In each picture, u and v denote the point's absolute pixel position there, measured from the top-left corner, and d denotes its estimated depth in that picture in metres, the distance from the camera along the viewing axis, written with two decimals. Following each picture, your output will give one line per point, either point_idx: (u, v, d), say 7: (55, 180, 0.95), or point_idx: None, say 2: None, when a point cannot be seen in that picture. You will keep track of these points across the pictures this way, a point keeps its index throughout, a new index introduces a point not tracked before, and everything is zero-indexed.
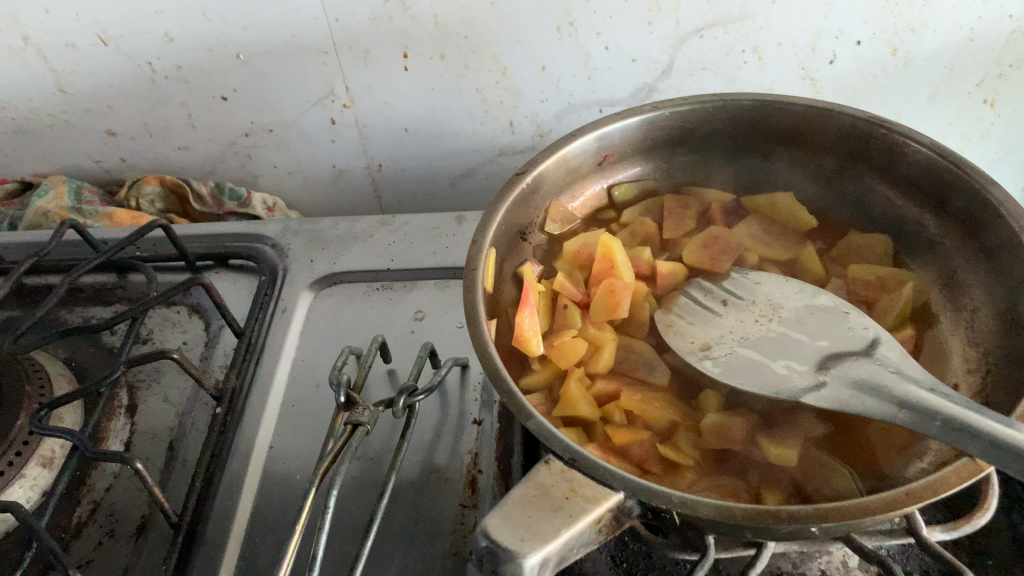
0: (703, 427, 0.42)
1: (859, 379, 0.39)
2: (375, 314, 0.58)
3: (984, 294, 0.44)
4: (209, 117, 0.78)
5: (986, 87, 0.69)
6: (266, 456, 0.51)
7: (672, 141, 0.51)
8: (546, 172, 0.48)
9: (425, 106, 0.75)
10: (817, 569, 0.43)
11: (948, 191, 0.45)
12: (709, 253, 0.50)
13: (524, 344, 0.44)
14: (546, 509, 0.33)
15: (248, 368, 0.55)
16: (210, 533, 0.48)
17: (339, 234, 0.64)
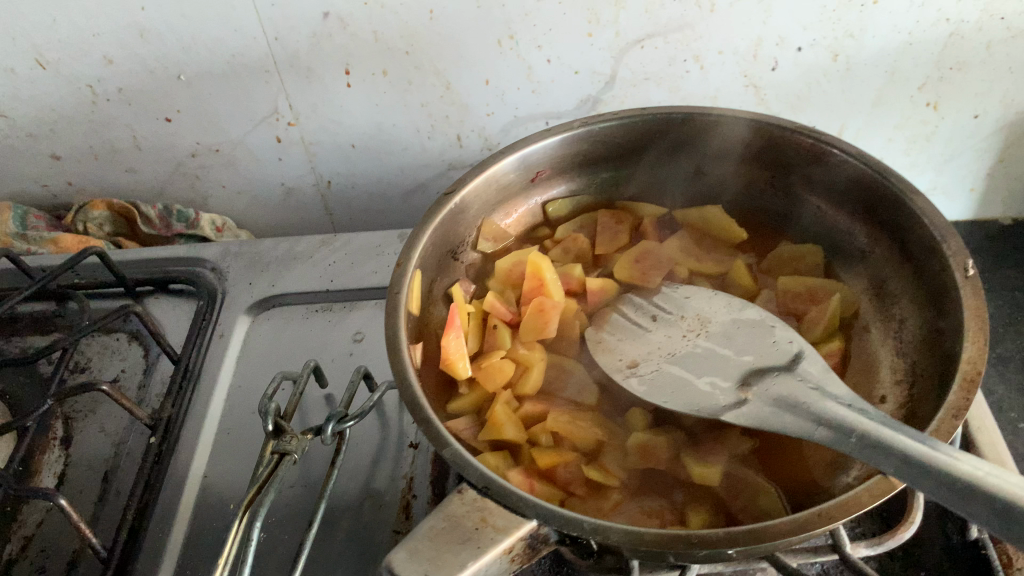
0: (630, 447, 0.41)
1: (781, 394, 0.39)
2: (314, 337, 0.57)
3: (912, 304, 0.43)
4: (155, 139, 0.77)
5: (928, 90, 0.69)
6: (199, 486, 0.51)
7: (605, 156, 0.51)
8: (476, 190, 0.48)
9: (371, 123, 0.74)
10: None
11: (876, 200, 0.45)
12: (635, 262, 0.50)
13: (451, 367, 0.44)
14: (454, 542, 0.33)
15: (184, 396, 0.54)
16: (140, 568, 0.47)
17: (279, 255, 0.63)
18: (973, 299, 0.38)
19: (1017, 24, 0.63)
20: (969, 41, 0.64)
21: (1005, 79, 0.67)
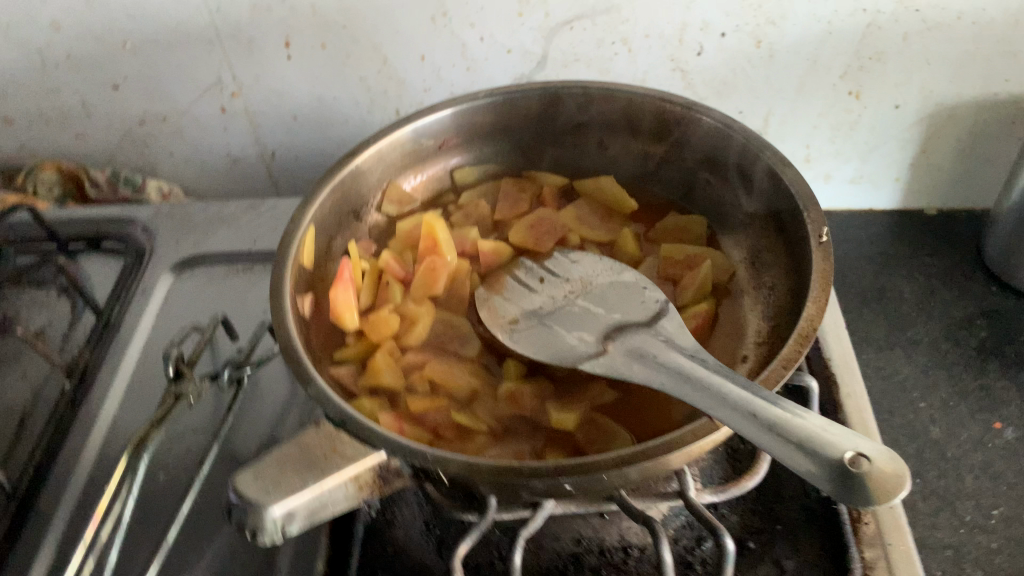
0: (500, 396, 0.43)
1: (635, 346, 0.41)
2: (232, 295, 0.59)
3: (779, 271, 0.45)
4: (103, 105, 0.79)
5: (849, 79, 0.71)
6: (108, 429, 0.53)
7: (511, 127, 0.53)
8: (380, 153, 0.50)
9: (312, 95, 0.76)
10: (617, 535, 0.45)
11: (753, 173, 0.47)
12: (529, 225, 0.52)
13: (339, 318, 0.46)
14: (301, 466, 0.35)
15: (102, 346, 0.57)
16: (43, 503, 0.49)
17: (207, 218, 0.65)
18: (822, 263, 0.41)
19: (930, 16, 0.65)
20: (886, 31, 0.67)
21: (923, 70, 0.69)
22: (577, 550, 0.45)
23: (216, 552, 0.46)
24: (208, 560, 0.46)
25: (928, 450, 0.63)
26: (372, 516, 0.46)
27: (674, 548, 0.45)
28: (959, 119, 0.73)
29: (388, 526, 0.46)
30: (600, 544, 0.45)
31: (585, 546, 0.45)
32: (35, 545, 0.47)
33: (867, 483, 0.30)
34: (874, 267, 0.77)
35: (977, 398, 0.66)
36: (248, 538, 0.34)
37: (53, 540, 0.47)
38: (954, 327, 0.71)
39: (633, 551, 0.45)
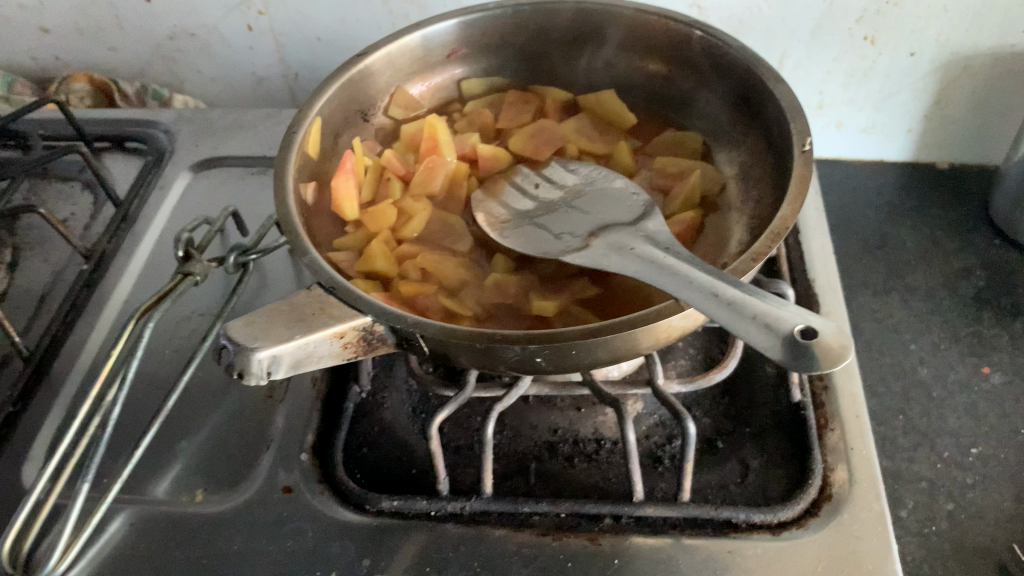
0: (486, 285, 0.45)
1: (615, 240, 0.42)
2: (246, 195, 0.62)
3: (766, 185, 0.47)
4: (135, 18, 0.81)
5: (865, 23, 0.71)
6: (121, 308, 0.56)
7: (520, 41, 0.55)
8: (390, 56, 0.52)
9: (336, 17, 0.78)
10: (591, 427, 0.48)
11: (748, 90, 0.48)
12: (530, 133, 0.53)
13: (339, 207, 0.48)
14: (290, 319, 0.37)
15: (121, 235, 0.60)
16: (56, 370, 0.52)
17: (227, 123, 0.68)
18: (801, 170, 0.42)
19: None
20: None
21: (939, 18, 0.70)
22: (552, 439, 0.47)
23: (215, 420, 0.49)
24: (206, 427, 0.49)
25: (913, 389, 0.65)
26: (362, 397, 0.49)
27: (645, 443, 0.47)
28: (973, 70, 0.73)
29: (377, 407, 0.49)
30: (575, 434, 0.47)
31: (560, 435, 0.47)
32: (47, 405, 0.51)
33: (813, 350, 0.32)
34: (879, 216, 0.78)
35: (967, 342, 0.67)
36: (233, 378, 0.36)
37: (64, 403, 0.51)
38: (953, 275, 0.72)
39: (605, 443, 0.47)
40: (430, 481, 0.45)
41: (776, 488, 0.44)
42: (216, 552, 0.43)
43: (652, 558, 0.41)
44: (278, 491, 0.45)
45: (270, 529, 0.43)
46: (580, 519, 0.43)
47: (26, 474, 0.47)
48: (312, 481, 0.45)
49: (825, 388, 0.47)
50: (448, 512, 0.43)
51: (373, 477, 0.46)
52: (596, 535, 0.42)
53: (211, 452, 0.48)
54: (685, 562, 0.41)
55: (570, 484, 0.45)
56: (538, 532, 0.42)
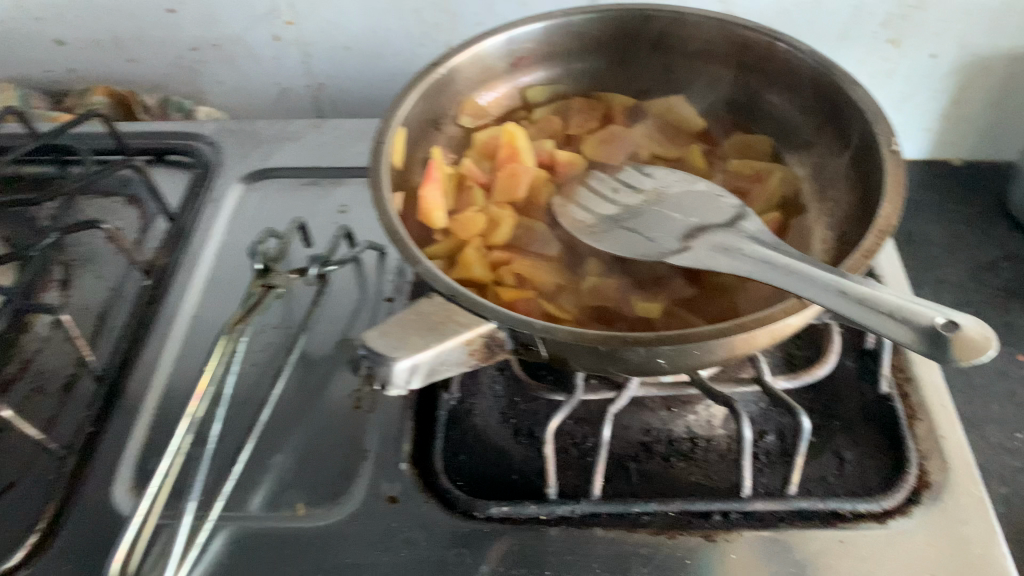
0: (583, 289, 0.46)
1: (717, 241, 0.43)
2: (302, 206, 0.62)
3: (846, 185, 0.48)
4: (157, 29, 0.80)
5: (890, 27, 0.73)
6: (190, 323, 0.55)
7: (583, 47, 0.55)
8: (459, 66, 0.52)
9: (365, 26, 0.78)
10: (684, 426, 0.49)
11: (821, 93, 0.49)
12: (599, 137, 0.54)
13: (428, 216, 0.48)
14: (421, 329, 0.37)
15: (177, 250, 0.59)
16: (132, 388, 0.51)
17: (273, 134, 0.68)
18: (894, 170, 0.43)
19: None
20: None
21: (961, 21, 0.72)
22: (646, 440, 0.48)
23: (304, 433, 0.49)
24: (297, 440, 0.49)
25: (956, 379, 0.67)
26: (452, 405, 0.50)
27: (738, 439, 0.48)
28: (991, 71, 0.76)
29: (467, 414, 0.50)
30: (669, 434, 0.48)
31: (655, 435, 0.48)
32: (127, 424, 0.50)
33: (959, 342, 0.33)
34: (902, 212, 0.80)
35: (1002, 333, 0.69)
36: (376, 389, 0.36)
37: (145, 421, 0.50)
38: (981, 269, 0.74)
39: (700, 442, 0.48)
40: (534, 486, 0.46)
41: (875, 477, 0.45)
42: (329, 565, 0.43)
43: (767, 552, 0.42)
44: (384, 501, 0.45)
45: (381, 539, 0.43)
46: (691, 516, 0.44)
47: (115, 494, 0.46)
48: (416, 491, 0.45)
49: (907, 379, 0.49)
50: (558, 516, 0.44)
51: (477, 483, 0.46)
52: (710, 532, 0.43)
53: (305, 465, 0.47)
54: (800, 554, 0.42)
55: (673, 483, 0.46)
56: (652, 531, 0.43)
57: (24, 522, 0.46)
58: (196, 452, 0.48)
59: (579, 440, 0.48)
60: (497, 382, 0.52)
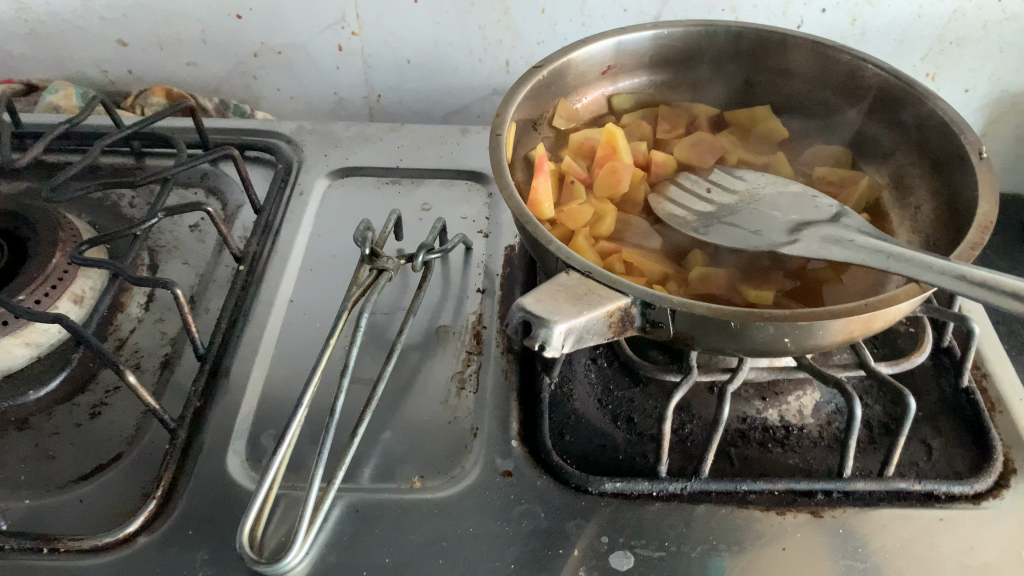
0: (692, 278, 0.48)
1: (825, 233, 0.46)
2: (386, 203, 0.64)
3: (927, 192, 0.51)
4: (221, 34, 0.82)
5: (929, 61, 0.77)
6: (287, 307, 0.56)
7: (669, 59, 0.59)
8: (561, 69, 0.55)
9: (429, 39, 0.80)
10: (777, 415, 0.51)
11: (901, 107, 0.53)
12: (687, 142, 0.57)
13: (537, 207, 0.51)
14: (569, 299, 0.39)
15: (267, 240, 0.60)
16: (233, 367, 0.52)
17: (351, 135, 0.71)
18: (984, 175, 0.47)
19: (1010, 7, 0.72)
20: (969, 18, 0.73)
21: (995, 58, 0.77)
22: (742, 427, 0.50)
23: (411, 411, 0.51)
24: (404, 417, 0.50)
25: None
26: (553, 389, 0.51)
27: (829, 428, 0.50)
28: (1019, 106, 0.81)
29: (567, 398, 0.51)
30: (763, 422, 0.50)
31: (750, 423, 0.50)
32: (233, 401, 0.51)
33: None
34: None
35: None
36: (532, 348, 0.39)
37: (251, 398, 0.51)
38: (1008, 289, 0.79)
39: (793, 429, 0.50)
40: (640, 465, 0.48)
41: (963, 463, 0.48)
42: (452, 534, 0.44)
43: (872, 528, 0.44)
44: (499, 474, 0.46)
45: (501, 511, 0.45)
46: (795, 495, 0.46)
47: (230, 466, 0.47)
48: (528, 467, 0.47)
49: (984, 375, 0.52)
50: (670, 492, 0.46)
51: (585, 463, 0.48)
52: (816, 509, 0.45)
53: (415, 442, 0.49)
54: (904, 530, 0.44)
55: (774, 466, 0.48)
56: (762, 508, 0.45)
57: (138, 490, 0.47)
58: (306, 428, 0.49)
59: (678, 425, 0.50)
60: (591, 370, 0.54)
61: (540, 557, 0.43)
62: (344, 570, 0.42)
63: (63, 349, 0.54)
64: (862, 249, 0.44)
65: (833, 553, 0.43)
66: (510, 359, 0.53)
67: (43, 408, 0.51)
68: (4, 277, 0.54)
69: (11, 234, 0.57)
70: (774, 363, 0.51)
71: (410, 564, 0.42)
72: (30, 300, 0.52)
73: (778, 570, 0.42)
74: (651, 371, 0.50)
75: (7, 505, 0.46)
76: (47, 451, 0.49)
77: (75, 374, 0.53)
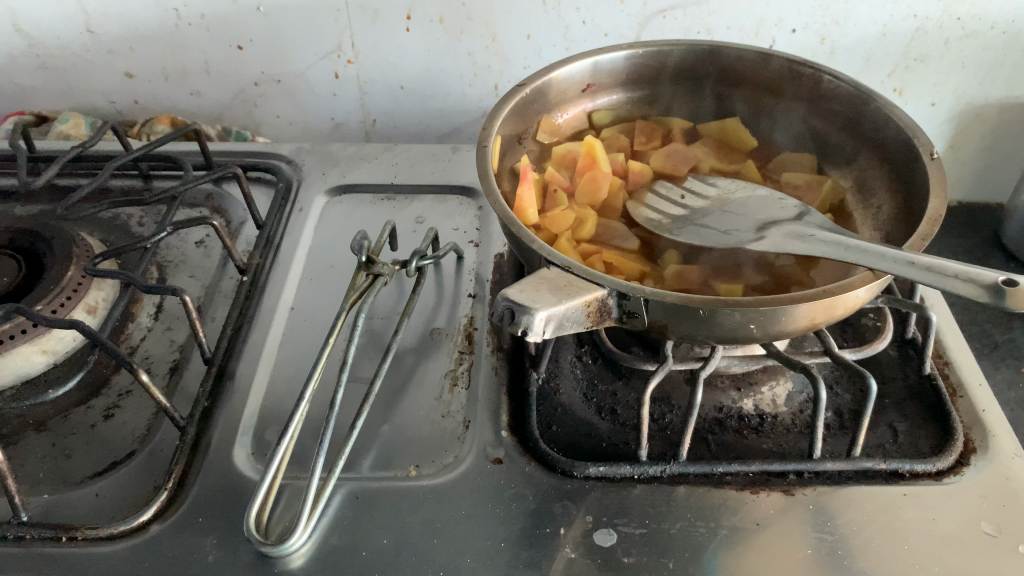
0: (668, 275, 0.51)
1: (790, 230, 0.50)
2: (382, 216, 0.68)
3: (887, 193, 0.55)
4: (224, 64, 0.86)
5: (896, 77, 0.82)
6: (289, 314, 0.60)
7: (645, 77, 0.63)
8: (542, 87, 0.59)
9: (422, 66, 0.85)
10: (752, 404, 0.54)
11: (860, 116, 0.57)
12: (662, 152, 0.61)
13: (522, 213, 0.54)
14: (550, 290, 0.43)
15: (269, 253, 0.64)
16: (239, 369, 0.56)
17: (348, 155, 0.75)
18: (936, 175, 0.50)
19: (969, 25, 0.76)
20: (931, 36, 0.77)
21: (958, 73, 0.81)
22: (719, 416, 0.53)
23: (406, 406, 0.54)
24: (400, 412, 0.53)
25: None
26: (540, 383, 0.54)
27: (801, 416, 0.53)
28: (983, 118, 0.85)
29: (554, 392, 0.55)
30: (739, 411, 0.54)
31: (726, 412, 0.53)
32: (239, 400, 0.54)
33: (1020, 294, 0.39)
34: None
35: (1004, 348, 0.78)
36: (516, 334, 0.42)
37: (257, 397, 0.54)
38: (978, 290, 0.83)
39: (767, 417, 0.53)
40: (623, 452, 0.51)
41: (927, 444, 0.51)
42: (446, 516, 0.47)
43: (841, 502, 0.47)
44: (490, 461, 0.50)
45: (493, 494, 0.48)
46: (768, 475, 0.49)
47: (237, 460, 0.50)
48: (518, 454, 0.50)
49: (946, 363, 0.56)
50: (650, 475, 0.49)
51: (571, 450, 0.51)
52: (789, 487, 0.48)
53: (411, 434, 0.52)
54: (871, 504, 0.47)
55: (749, 450, 0.51)
56: (737, 488, 0.48)
57: (150, 483, 0.49)
58: (309, 423, 0.52)
59: (658, 415, 0.53)
60: (576, 367, 0.57)
61: (530, 535, 0.46)
62: (345, 551, 0.45)
63: (78, 356, 0.57)
64: (824, 242, 0.47)
65: (804, 527, 0.46)
66: (499, 357, 0.56)
67: (60, 411, 0.54)
68: (23, 290, 0.57)
69: (27, 250, 0.61)
70: (748, 352, 0.55)
71: (408, 544, 0.45)
72: (47, 309, 0.55)
73: (752, 543, 0.45)
74: (630, 361, 0.54)
75: (27, 499, 0.49)
76: (65, 450, 0.52)
77: (92, 378, 0.56)
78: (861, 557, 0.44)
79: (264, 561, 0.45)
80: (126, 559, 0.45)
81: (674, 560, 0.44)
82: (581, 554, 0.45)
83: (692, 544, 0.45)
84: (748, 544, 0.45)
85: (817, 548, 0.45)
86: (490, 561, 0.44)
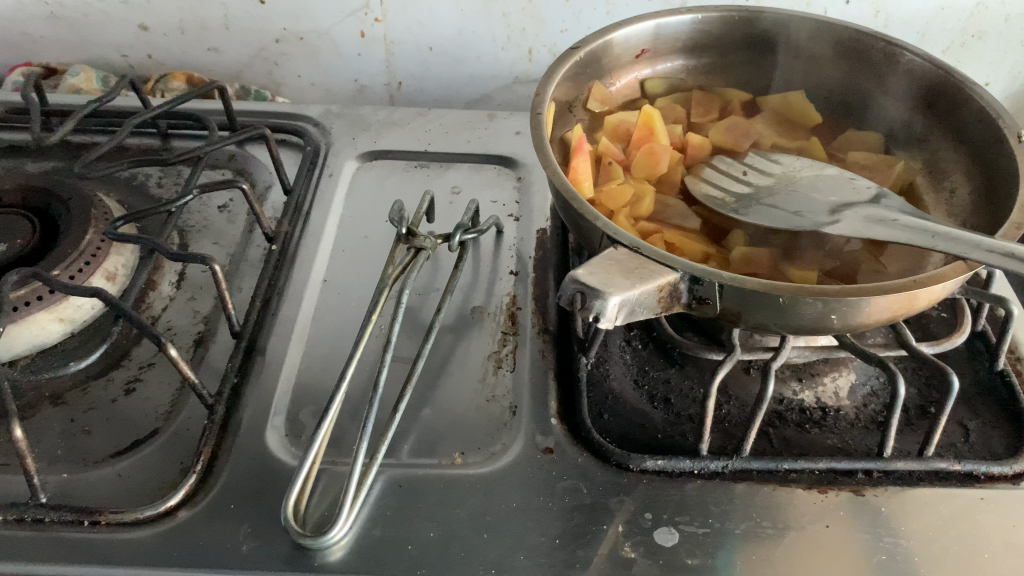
0: (735, 258, 0.48)
1: (868, 214, 0.46)
2: (416, 185, 0.64)
3: (961, 175, 0.52)
4: (244, 20, 0.81)
5: (950, 54, 0.78)
6: (320, 286, 0.56)
7: (703, 44, 0.59)
8: (597, 51, 0.55)
9: (453, 27, 0.80)
10: (814, 396, 0.51)
11: (936, 94, 0.53)
12: (721, 126, 0.58)
13: (577, 186, 0.51)
14: (622, 272, 0.39)
15: (298, 221, 0.60)
16: (268, 345, 0.52)
17: (379, 120, 0.71)
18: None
19: None
20: (992, 11, 0.74)
21: (1016, 52, 0.77)
22: (780, 409, 0.50)
23: (447, 390, 0.51)
24: (441, 396, 0.50)
25: None
26: (590, 368, 0.51)
27: (865, 410, 0.51)
28: None
29: (604, 378, 0.52)
30: (800, 404, 0.51)
31: (787, 405, 0.50)
32: (269, 377, 0.50)
33: None
34: None
35: None
36: (587, 319, 0.39)
37: (289, 375, 0.51)
38: None
39: (830, 411, 0.50)
40: (680, 445, 0.48)
41: (1000, 444, 0.48)
42: (495, 509, 0.44)
43: (916, 505, 0.44)
44: (540, 452, 0.47)
45: (544, 487, 0.45)
46: (836, 474, 0.46)
47: (269, 443, 0.47)
48: (569, 444, 0.47)
49: (1019, 359, 0.53)
50: (712, 470, 0.46)
51: (625, 441, 0.48)
52: (858, 487, 0.45)
53: (453, 420, 0.49)
54: (947, 508, 0.44)
55: (813, 446, 0.48)
56: (805, 487, 0.45)
57: (177, 465, 0.46)
58: (345, 404, 0.49)
59: (715, 406, 0.50)
60: (626, 352, 0.54)
61: (586, 532, 0.43)
62: (388, 544, 0.42)
63: (97, 325, 0.54)
64: (907, 228, 0.43)
65: (877, 531, 0.43)
66: (545, 340, 0.53)
67: (77, 384, 0.51)
68: (38, 254, 0.53)
69: (41, 211, 0.57)
70: (811, 342, 0.52)
71: (455, 539, 0.42)
72: (65, 275, 0.51)
73: (822, 546, 0.42)
74: (692, 349, 0.51)
75: (44, 479, 0.46)
76: (84, 427, 0.49)
77: (111, 351, 0.53)
78: (939, 565, 0.42)
79: (302, 553, 0.42)
80: (153, 547, 0.42)
81: (740, 564, 0.42)
82: (641, 554, 0.42)
83: (758, 547, 0.42)
84: (817, 548, 0.42)
85: (890, 555, 0.42)
86: (544, 560, 0.41)
